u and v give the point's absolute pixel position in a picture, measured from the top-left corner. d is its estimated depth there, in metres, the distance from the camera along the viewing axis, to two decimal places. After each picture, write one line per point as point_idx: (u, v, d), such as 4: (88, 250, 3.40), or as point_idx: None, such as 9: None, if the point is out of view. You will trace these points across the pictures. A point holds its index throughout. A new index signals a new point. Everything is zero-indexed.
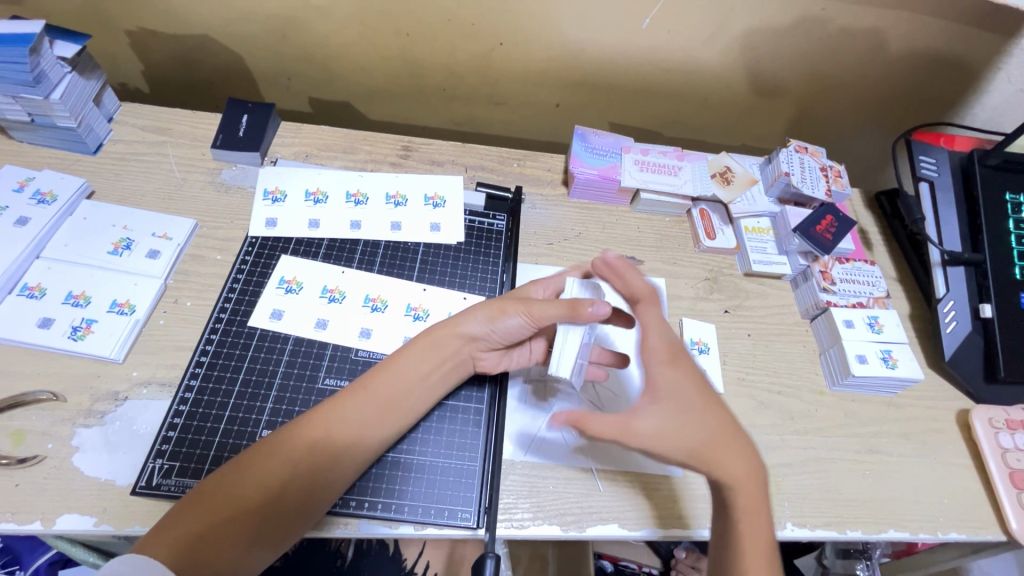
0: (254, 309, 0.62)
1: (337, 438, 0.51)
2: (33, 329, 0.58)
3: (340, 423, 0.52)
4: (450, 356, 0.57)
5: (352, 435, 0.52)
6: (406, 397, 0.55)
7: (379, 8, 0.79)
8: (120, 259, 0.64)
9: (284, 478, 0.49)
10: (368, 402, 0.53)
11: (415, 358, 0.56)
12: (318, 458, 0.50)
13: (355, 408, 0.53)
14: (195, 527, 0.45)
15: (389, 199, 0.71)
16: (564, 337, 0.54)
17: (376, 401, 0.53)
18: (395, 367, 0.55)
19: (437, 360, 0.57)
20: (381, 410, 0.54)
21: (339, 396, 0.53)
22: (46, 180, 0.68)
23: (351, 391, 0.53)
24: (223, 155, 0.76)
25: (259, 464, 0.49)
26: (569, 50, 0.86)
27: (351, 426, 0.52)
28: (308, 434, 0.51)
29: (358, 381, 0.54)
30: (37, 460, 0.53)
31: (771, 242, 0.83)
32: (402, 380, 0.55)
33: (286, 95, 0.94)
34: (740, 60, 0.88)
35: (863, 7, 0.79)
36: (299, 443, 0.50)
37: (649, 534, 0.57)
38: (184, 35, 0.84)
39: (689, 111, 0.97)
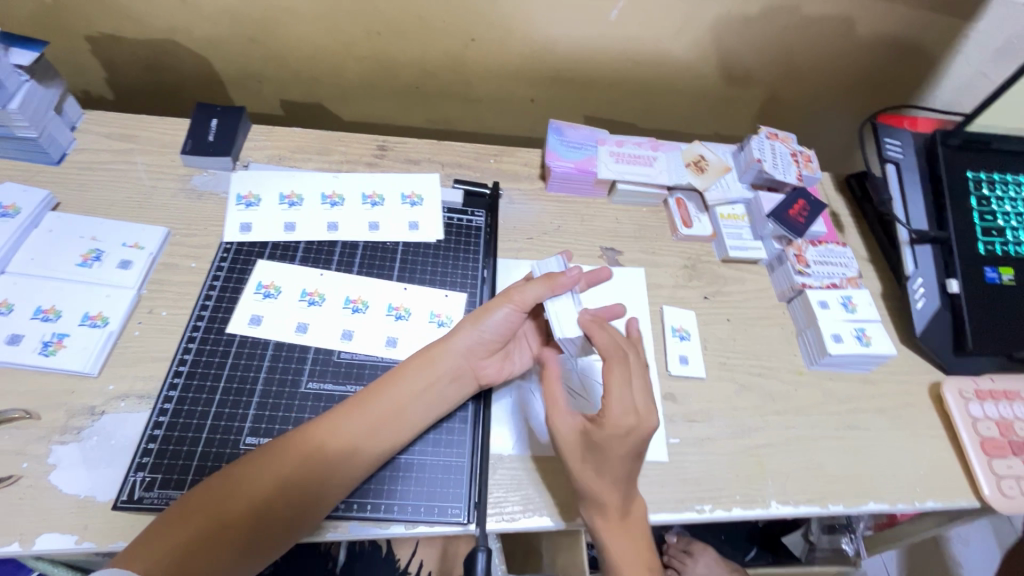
0: (232, 315, 0.61)
1: (336, 450, 0.51)
2: (3, 346, 0.57)
3: (341, 433, 0.52)
4: (452, 366, 0.58)
5: (351, 446, 0.52)
6: (408, 408, 0.55)
7: (347, 7, 0.79)
8: (90, 270, 0.63)
9: (281, 488, 0.49)
10: (369, 412, 0.53)
11: (417, 367, 0.57)
12: (316, 469, 0.50)
13: (357, 419, 0.53)
14: (187, 534, 0.45)
15: (366, 199, 0.71)
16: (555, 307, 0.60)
17: (377, 413, 0.54)
18: (397, 377, 0.56)
19: (439, 368, 0.57)
20: (382, 421, 0.54)
21: (342, 410, 0.53)
22: (8, 193, 0.66)
23: (354, 401, 0.54)
24: (193, 161, 0.74)
25: (257, 471, 0.49)
26: (540, 44, 0.86)
27: (351, 440, 0.52)
28: (309, 449, 0.51)
29: (362, 392, 0.55)
30: (12, 480, 0.51)
31: (746, 228, 0.84)
32: (404, 389, 0.55)
33: (256, 98, 0.93)
34: (709, 49, 0.89)
35: None
36: (300, 452, 0.50)
37: None
38: (147, 39, 0.82)
39: (662, 102, 0.98)
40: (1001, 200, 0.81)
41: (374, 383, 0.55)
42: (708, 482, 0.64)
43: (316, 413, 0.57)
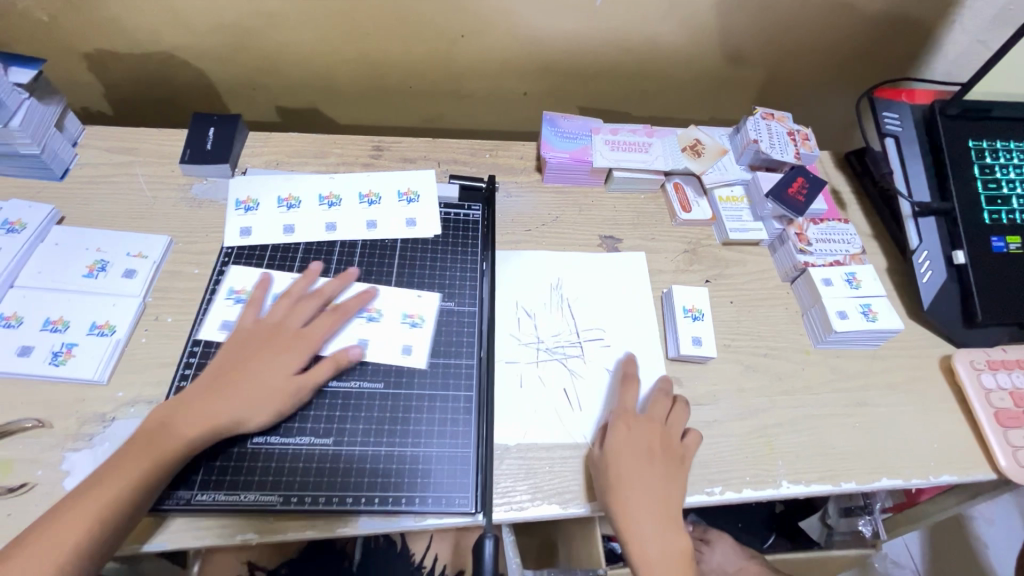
0: (203, 323, 0.62)
1: (206, 431, 0.51)
2: (14, 358, 0.58)
3: (210, 413, 0.51)
4: (235, 358, 0.55)
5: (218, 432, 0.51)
6: (275, 385, 0.53)
7: (335, 11, 0.80)
8: (95, 281, 0.64)
9: (143, 474, 0.48)
10: (232, 393, 0.52)
11: (253, 351, 0.55)
12: (170, 453, 0.49)
13: (231, 399, 0.52)
14: (65, 544, 0.44)
15: (362, 198, 0.71)
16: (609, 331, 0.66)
17: (248, 393, 0.52)
18: (255, 357, 0.55)
19: (251, 356, 0.55)
20: (239, 400, 0.52)
21: (204, 392, 0.52)
22: (13, 209, 0.67)
23: (200, 389, 0.53)
24: (193, 169, 0.75)
25: (121, 462, 0.48)
26: (527, 38, 0.86)
27: (218, 421, 0.51)
28: (182, 433, 0.50)
29: (211, 373, 0.54)
30: (27, 487, 0.52)
31: (746, 209, 0.83)
32: (259, 373, 0.54)
33: (252, 106, 0.94)
34: (698, 33, 0.89)
35: None
36: (160, 440, 0.50)
37: None
38: (142, 53, 0.84)
39: (655, 90, 0.98)
40: (1005, 168, 0.80)
41: (242, 360, 0.55)
42: (717, 463, 0.64)
43: (319, 411, 0.56)
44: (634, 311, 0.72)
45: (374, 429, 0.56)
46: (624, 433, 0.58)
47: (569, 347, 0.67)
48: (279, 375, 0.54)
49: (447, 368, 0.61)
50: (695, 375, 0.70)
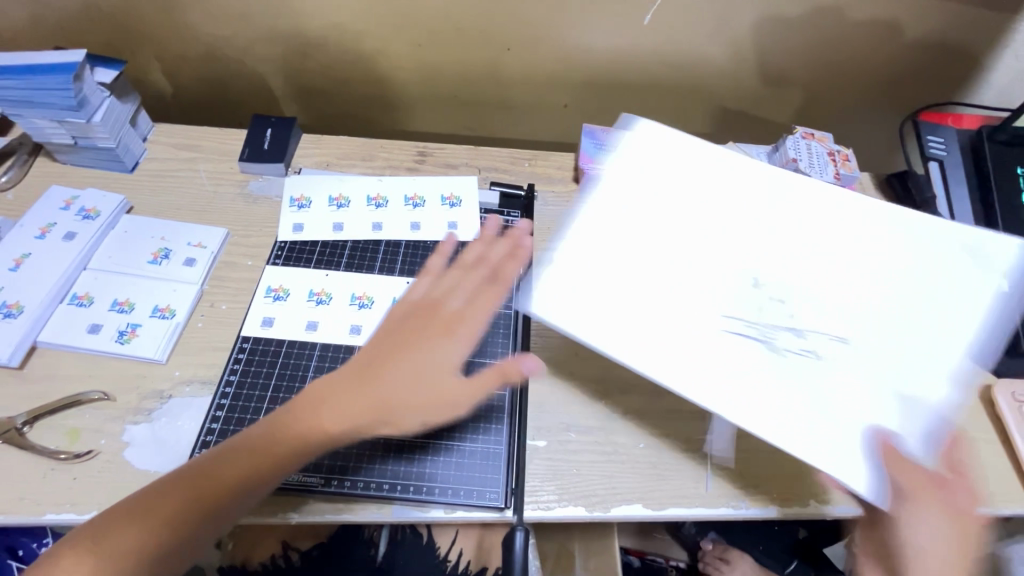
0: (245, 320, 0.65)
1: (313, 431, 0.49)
2: (84, 335, 0.63)
3: (326, 425, 0.49)
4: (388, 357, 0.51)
5: (347, 429, 0.49)
6: (409, 385, 0.49)
7: (390, 22, 0.84)
8: (159, 267, 0.69)
9: (251, 477, 0.49)
10: (361, 392, 0.50)
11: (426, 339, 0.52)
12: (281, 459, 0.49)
13: (349, 405, 0.49)
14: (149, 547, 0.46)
15: (408, 201, 0.74)
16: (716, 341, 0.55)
17: (384, 390, 0.49)
18: (395, 357, 0.51)
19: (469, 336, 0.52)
20: (359, 403, 0.49)
21: (319, 398, 0.50)
22: (89, 197, 0.72)
23: (321, 389, 0.50)
24: (250, 167, 0.80)
25: (228, 467, 0.48)
26: (571, 51, 0.89)
27: (337, 422, 0.49)
28: (282, 443, 0.49)
29: (351, 368, 0.51)
30: (92, 455, 0.56)
31: None
32: (382, 370, 0.50)
33: (306, 109, 0.99)
34: (740, 52, 0.90)
35: None
36: (259, 448, 0.49)
37: (673, 513, 0.58)
38: (209, 58, 0.89)
39: (694, 106, 0.99)
40: None
41: (369, 359, 0.51)
42: None
43: None
44: None
45: None
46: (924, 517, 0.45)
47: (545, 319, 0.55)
48: (416, 368, 0.50)
49: (483, 369, 0.63)
50: None
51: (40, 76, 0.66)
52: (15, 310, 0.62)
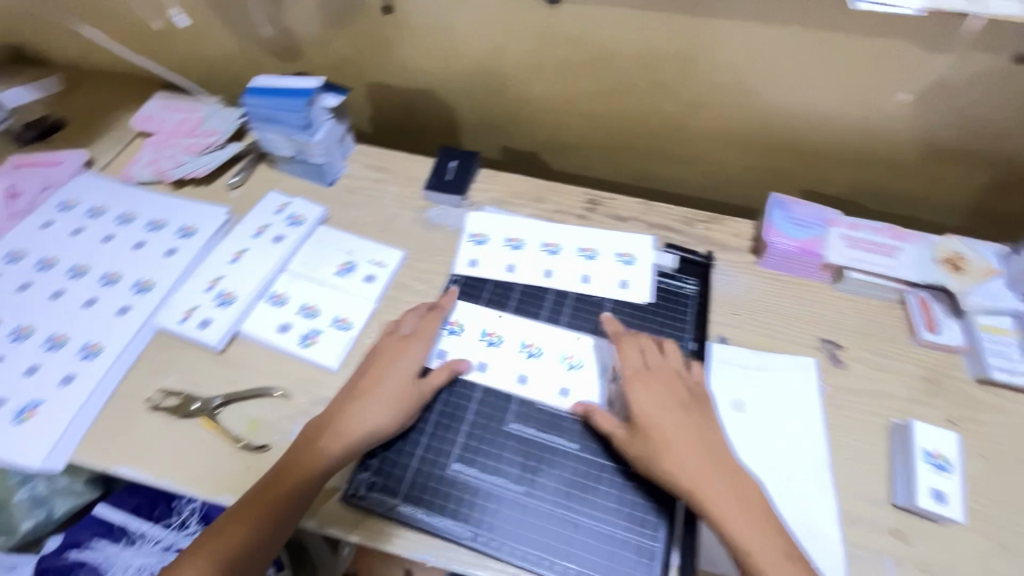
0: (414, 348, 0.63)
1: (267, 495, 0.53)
2: (275, 332, 0.68)
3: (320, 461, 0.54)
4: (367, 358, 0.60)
5: (338, 455, 0.54)
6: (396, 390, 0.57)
7: (586, 68, 0.84)
8: (344, 280, 0.73)
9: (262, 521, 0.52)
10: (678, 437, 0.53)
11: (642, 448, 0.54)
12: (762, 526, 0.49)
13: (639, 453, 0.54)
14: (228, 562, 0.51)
15: (581, 251, 0.72)
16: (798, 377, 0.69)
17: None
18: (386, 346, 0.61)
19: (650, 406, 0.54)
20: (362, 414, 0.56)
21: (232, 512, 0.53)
22: (298, 205, 0.80)
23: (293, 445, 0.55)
24: (432, 196, 0.84)
25: (253, 502, 0.53)
26: (770, 114, 0.84)
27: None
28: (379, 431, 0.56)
29: (291, 467, 0.54)
30: (265, 448, 0.60)
31: (1015, 346, 0.69)
32: (648, 386, 0.56)
33: (483, 144, 1.02)
34: (970, 134, 0.78)
35: None
36: (280, 487, 0.53)
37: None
38: (409, 89, 0.95)
39: (896, 186, 0.89)
40: None
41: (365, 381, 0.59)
42: None
43: (516, 456, 0.57)
44: (817, 422, 0.65)
45: (563, 491, 0.55)
46: (409, 350, 0.60)
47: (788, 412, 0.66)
48: (668, 377, 0.57)
49: None
50: (925, 534, 0.58)
51: (282, 96, 0.74)
52: (228, 299, 0.70)
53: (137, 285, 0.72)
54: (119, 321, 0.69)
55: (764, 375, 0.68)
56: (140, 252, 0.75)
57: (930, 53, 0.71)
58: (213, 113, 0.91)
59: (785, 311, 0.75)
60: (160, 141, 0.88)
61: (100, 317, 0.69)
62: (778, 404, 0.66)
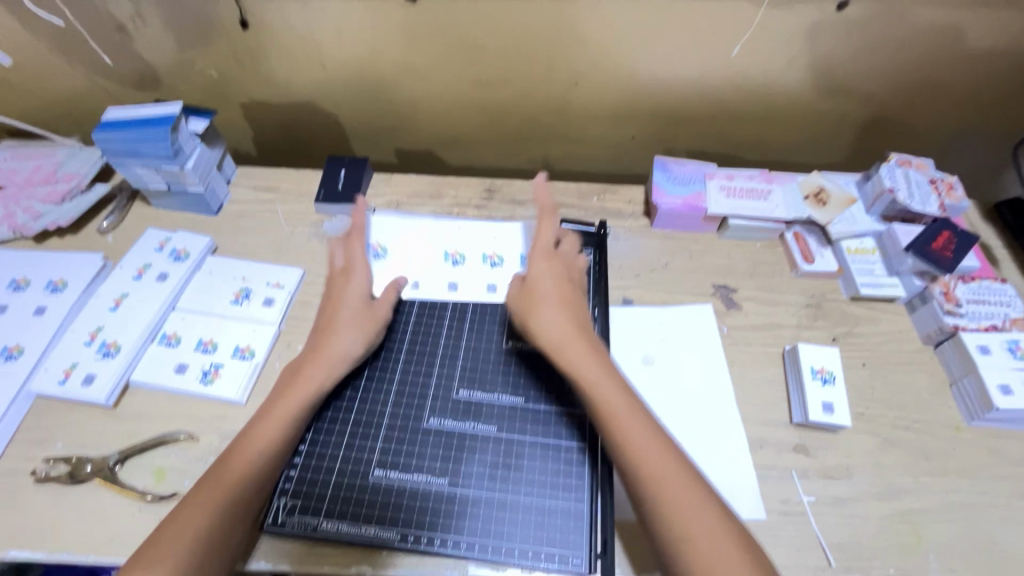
0: None
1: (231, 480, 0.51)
2: (171, 374, 0.64)
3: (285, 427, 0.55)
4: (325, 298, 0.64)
5: (279, 428, 0.55)
6: (355, 317, 0.62)
7: (460, 60, 0.84)
8: (241, 308, 0.70)
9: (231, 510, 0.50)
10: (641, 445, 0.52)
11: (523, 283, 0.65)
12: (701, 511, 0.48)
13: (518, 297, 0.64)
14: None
15: (485, 259, 0.73)
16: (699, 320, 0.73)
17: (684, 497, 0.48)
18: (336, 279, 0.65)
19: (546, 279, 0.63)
20: (336, 351, 0.59)
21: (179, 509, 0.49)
22: (180, 239, 0.76)
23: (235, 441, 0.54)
24: (325, 208, 0.82)
25: (217, 475, 0.52)
26: (642, 83, 0.88)
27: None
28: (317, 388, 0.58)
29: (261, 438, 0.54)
30: (175, 496, 0.57)
31: (878, 262, 0.77)
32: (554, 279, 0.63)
33: (376, 148, 1.01)
34: (816, 77, 0.86)
35: (942, 9, 0.76)
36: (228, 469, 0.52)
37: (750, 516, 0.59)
38: (287, 103, 0.92)
39: (765, 134, 0.96)
40: None
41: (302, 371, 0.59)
42: (857, 549, 0.57)
43: (436, 449, 0.57)
44: (718, 362, 0.69)
45: (489, 473, 0.56)
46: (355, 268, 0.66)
47: (689, 356, 0.69)
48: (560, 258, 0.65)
49: (562, 416, 0.60)
50: (823, 444, 0.64)
51: (139, 127, 0.70)
52: (113, 350, 0.65)
53: (5, 351, 0.66)
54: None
55: (667, 328, 0.72)
56: (5, 316, 0.69)
57: (764, 10, 0.77)
58: (72, 155, 0.84)
59: (682, 263, 0.79)
60: (12, 193, 0.80)
61: None
62: (683, 353, 0.70)
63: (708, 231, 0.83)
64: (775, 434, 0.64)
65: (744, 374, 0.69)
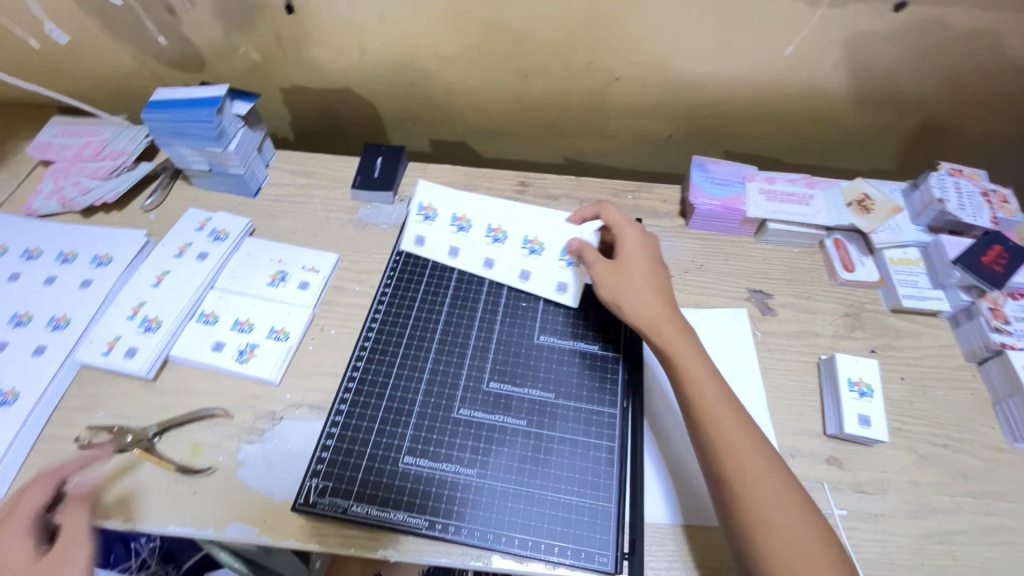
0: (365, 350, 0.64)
1: None
2: (209, 352, 0.66)
3: None
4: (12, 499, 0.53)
5: None
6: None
7: (501, 52, 0.84)
8: (277, 290, 0.71)
9: None
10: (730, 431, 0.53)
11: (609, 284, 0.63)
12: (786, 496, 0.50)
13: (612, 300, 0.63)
14: None
15: (525, 244, 0.72)
16: (733, 323, 0.72)
17: (779, 510, 0.49)
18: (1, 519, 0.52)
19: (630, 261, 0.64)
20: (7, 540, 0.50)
21: None
22: (220, 220, 0.77)
23: None
24: (360, 195, 0.82)
25: None
26: (684, 81, 0.86)
27: None
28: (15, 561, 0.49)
29: None
30: (210, 470, 0.58)
31: (922, 275, 0.75)
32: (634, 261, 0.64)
33: (411, 137, 1.01)
34: (867, 81, 0.83)
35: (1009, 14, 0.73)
36: None
37: None
38: (327, 89, 0.93)
39: (807, 138, 0.94)
40: None
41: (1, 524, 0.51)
42: (888, 566, 0.56)
43: (465, 440, 0.58)
44: (751, 367, 0.68)
45: (517, 466, 0.56)
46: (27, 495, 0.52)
47: (722, 365, 0.68)
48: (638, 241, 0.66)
49: (592, 416, 0.60)
50: (857, 458, 0.63)
51: (186, 108, 0.71)
52: (155, 325, 0.67)
53: (52, 321, 0.68)
54: (34, 362, 0.65)
55: (700, 331, 0.71)
56: (55, 287, 0.71)
57: (817, 10, 0.74)
58: (118, 133, 0.86)
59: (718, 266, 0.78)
60: (62, 168, 0.83)
61: (13, 359, 0.65)
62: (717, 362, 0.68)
63: (744, 235, 0.81)
64: (807, 446, 0.63)
65: (776, 381, 0.68)
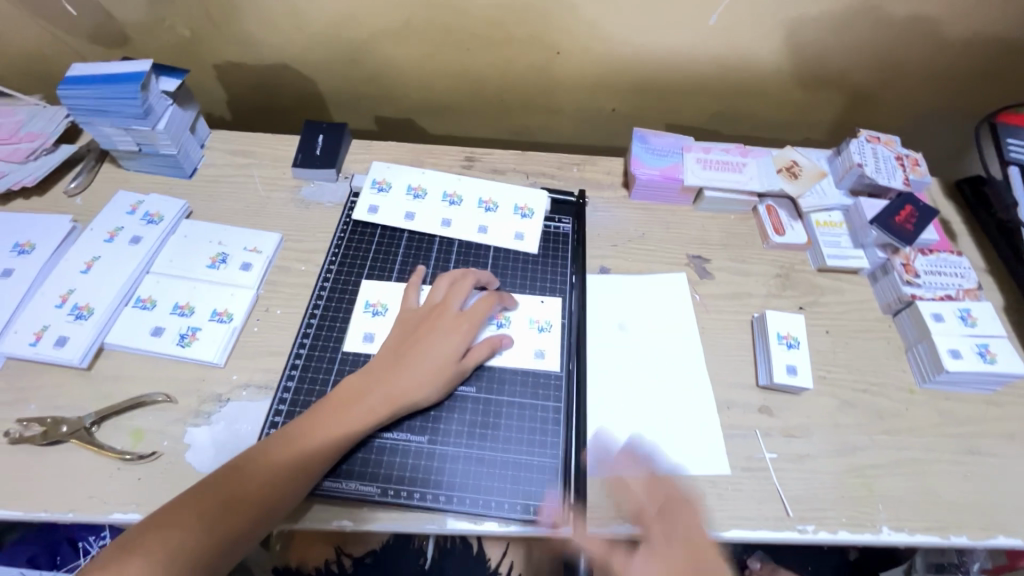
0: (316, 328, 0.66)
1: None
2: (147, 337, 0.64)
3: None
4: None
5: None
6: None
7: (442, 26, 0.83)
8: (217, 272, 0.70)
9: None
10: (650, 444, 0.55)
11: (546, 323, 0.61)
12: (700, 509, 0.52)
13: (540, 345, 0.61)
14: None
15: (481, 204, 0.77)
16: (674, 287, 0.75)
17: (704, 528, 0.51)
18: None
19: None
20: None
21: None
22: (153, 203, 0.74)
23: None
24: (303, 173, 0.81)
25: None
26: (623, 54, 0.88)
27: None
28: None
29: None
30: (155, 456, 0.57)
31: (845, 235, 0.80)
32: None
33: (355, 115, 0.99)
34: (795, 53, 0.87)
35: None
36: None
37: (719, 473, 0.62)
38: (263, 65, 0.90)
39: (742, 110, 0.98)
40: None
41: None
42: (814, 500, 0.61)
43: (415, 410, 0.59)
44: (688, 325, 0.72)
45: (467, 432, 0.58)
46: None
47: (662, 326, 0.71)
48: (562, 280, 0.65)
49: (538, 379, 0.62)
50: (787, 405, 0.67)
51: (108, 85, 0.67)
52: (86, 312, 0.64)
53: None
54: None
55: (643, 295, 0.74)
56: None
57: None
58: (34, 114, 0.81)
59: (659, 233, 0.81)
60: None
61: None
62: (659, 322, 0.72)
63: (683, 203, 0.84)
64: (741, 398, 0.67)
65: (713, 339, 0.71)
